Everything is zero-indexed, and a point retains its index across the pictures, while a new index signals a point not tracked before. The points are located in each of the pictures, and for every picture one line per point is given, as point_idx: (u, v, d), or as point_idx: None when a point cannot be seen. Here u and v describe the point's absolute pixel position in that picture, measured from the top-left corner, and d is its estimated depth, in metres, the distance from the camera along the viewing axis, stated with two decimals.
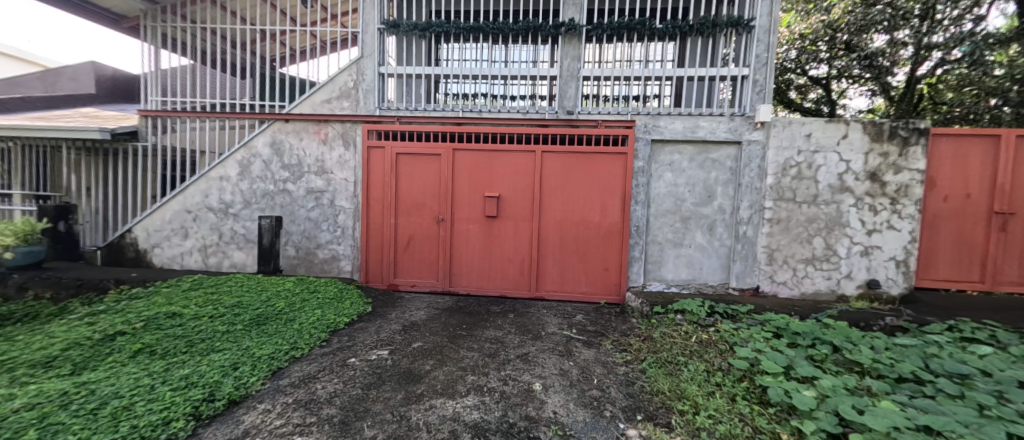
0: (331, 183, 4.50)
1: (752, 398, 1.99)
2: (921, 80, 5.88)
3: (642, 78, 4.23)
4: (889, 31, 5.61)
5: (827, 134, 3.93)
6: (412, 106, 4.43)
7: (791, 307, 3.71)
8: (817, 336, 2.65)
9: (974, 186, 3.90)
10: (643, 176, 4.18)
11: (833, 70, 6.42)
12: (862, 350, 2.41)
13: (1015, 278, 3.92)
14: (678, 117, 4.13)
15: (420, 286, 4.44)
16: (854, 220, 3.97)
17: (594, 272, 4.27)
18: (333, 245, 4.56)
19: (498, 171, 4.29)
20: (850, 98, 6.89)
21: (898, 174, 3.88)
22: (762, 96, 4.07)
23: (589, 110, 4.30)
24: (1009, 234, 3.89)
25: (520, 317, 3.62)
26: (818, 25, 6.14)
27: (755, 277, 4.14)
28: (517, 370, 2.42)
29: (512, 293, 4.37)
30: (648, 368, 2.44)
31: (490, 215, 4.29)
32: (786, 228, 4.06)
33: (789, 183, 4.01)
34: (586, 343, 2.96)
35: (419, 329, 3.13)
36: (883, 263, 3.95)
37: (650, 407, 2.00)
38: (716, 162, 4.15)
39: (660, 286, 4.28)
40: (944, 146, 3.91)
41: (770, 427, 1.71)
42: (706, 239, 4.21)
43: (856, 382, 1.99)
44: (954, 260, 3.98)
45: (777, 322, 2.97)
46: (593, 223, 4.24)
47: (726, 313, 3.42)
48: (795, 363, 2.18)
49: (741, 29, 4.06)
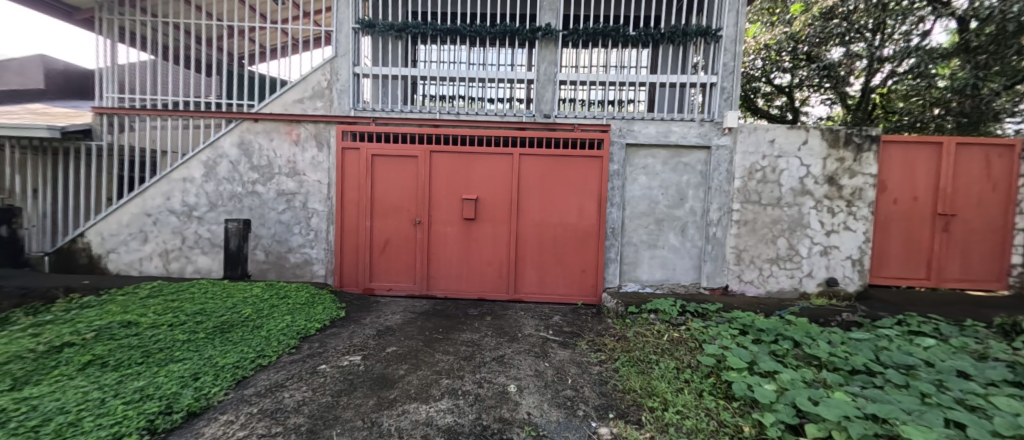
0: (304, 186, 4.38)
1: (718, 393, 2.07)
2: (875, 90, 6.30)
3: (617, 83, 4.33)
4: (845, 44, 5.97)
5: (789, 140, 4.15)
6: (388, 107, 4.37)
7: (756, 305, 3.88)
8: (779, 333, 2.78)
9: (920, 190, 4.19)
10: (618, 179, 4.27)
11: (795, 79, 6.79)
12: (819, 344, 2.54)
13: (958, 275, 4.22)
14: (651, 122, 4.25)
15: (397, 290, 4.38)
16: (815, 221, 4.19)
17: (572, 274, 4.32)
18: (305, 249, 4.43)
19: (477, 174, 4.28)
20: (812, 106, 7.31)
21: (853, 178, 4.13)
22: (729, 103, 4.24)
23: (566, 113, 4.36)
24: (951, 234, 4.19)
25: (497, 319, 3.62)
26: (782, 36, 6.57)
27: (724, 277, 4.30)
28: (493, 372, 2.42)
29: (491, 296, 4.36)
30: (621, 367, 2.49)
31: (468, 217, 4.27)
32: (752, 229, 4.23)
33: (755, 186, 4.20)
34: (562, 344, 2.99)
35: (393, 333, 3.08)
36: (840, 262, 4.19)
37: (623, 405, 2.05)
38: (687, 166, 4.29)
39: (636, 287, 4.38)
40: (893, 152, 4.20)
41: (734, 420, 1.78)
42: (678, 240, 4.34)
43: (814, 375, 2.09)
44: (903, 258, 4.26)
45: (743, 319, 3.11)
46: (570, 226, 4.30)
47: (697, 312, 3.54)
48: (758, 359, 2.27)
49: (709, 39, 4.25)
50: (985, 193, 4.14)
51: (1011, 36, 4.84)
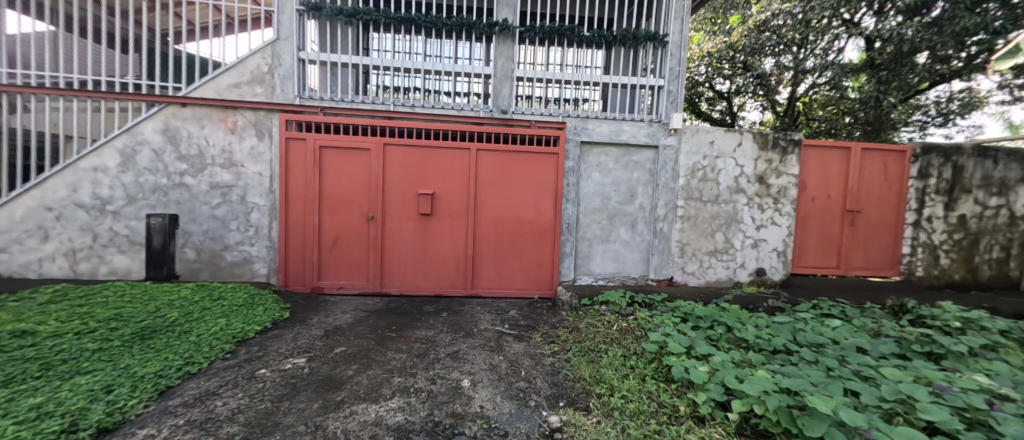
0: (241, 178, 4.05)
1: (659, 377, 2.21)
2: (797, 98, 6.86)
3: (573, 82, 4.43)
4: (775, 56, 6.54)
5: (727, 142, 4.49)
6: (337, 97, 4.15)
7: (697, 294, 4.19)
8: (715, 319, 3.02)
9: (833, 189, 4.73)
10: (573, 175, 4.38)
11: (733, 86, 7.38)
12: (748, 328, 2.80)
13: (862, 263, 4.83)
14: (604, 121, 4.40)
15: (348, 289, 4.19)
16: (747, 217, 4.58)
17: (529, 268, 4.39)
18: (244, 246, 4.11)
19: (433, 168, 4.20)
20: (748, 111, 7.98)
21: (779, 177, 4.56)
22: (675, 105, 4.50)
23: (523, 110, 4.39)
24: (857, 228, 4.78)
25: (453, 315, 3.60)
26: (722, 46, 7.14)
27: (669, 269, 4.58)
28: (447, 368, 2.40)
29: (448, 292, 4.32)
30: (573, 357, 2.58)
31: (424, 212, 4.19)
32: (695, 224, 4.54)
33: (697, 184, 4.50)
34: (517, 337, 3.03)
35: (343, 333, 2.96)
36: (768, 254, 4.63)
37: (573, 393, 2.13)
38: (637, 164, 4.50)
39: (589, 280, 4.54)
40: (812, 155, 4.69)
41: (672, 401, 1.92)
42: (629, 235, 4.55)
43: (742, 356, 2.30)
44: (819, 250, 4.79)
45: (685, 308, 3.34)
46: (527, 221, 4.36)
47: (644, 302, 3.75)
48: (695, 343, 2.45)
49: (658, 44, 4.47)
50: (883, 193, 4.76)
51: (906, 56, 5.58)
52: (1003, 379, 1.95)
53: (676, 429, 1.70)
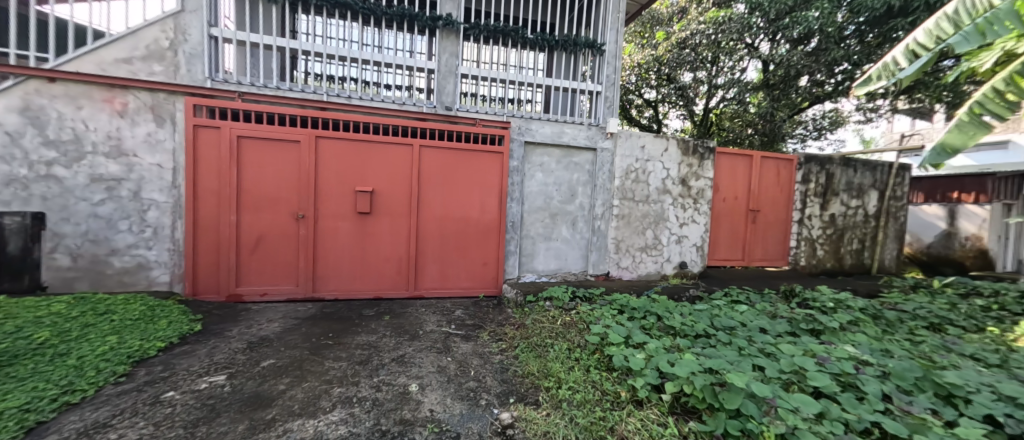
0: (135, 170, 3.47)
1: (601, 366, 2.34)
2: (711, 111, 7.76)
3: (517, 82, 4.49)
4: (693, 71, 7.28)
5: (655, 147, 4.89)
6: (259, 82, 3.69)
7: (631, 287, 4.51)
8: (647, 310, 3.27)
9: (740, 191, 5.39)
10: (518, 175, 4.44)
11: (659, 96, 8.06)
12: (675, 317, 3.07)
13: (762, 255, 5.57)
14: (547, 123, 4.52)
15: (274, 295, 3.82)
16: (673, 215, 5.03)
17: (474, 267, 4.38)
18: (139, 250, 3.53)
19: (373, 164, 3.98)
20: (671, 119, 8.76)
21: (698, 180, 5.09)
22: (611, 110, 4.78)
23: (467, 107, 4.33)
24: (758, 225, 5.51)
25: (396, 317, 3.45)
26: (649, 58, 7.65)
27: (606, 265, 4.86)
28: (392, 374, 2.30)
29: (388, 294, 4.13)
30: (520, 353, 2.62)
31: (363, 211, 3.95)
32: (628, 222, 4.87)
33: (630, 185, 4.84)
34: (463, 337, 3.00)
35: (270, 344, 2.68)
36: (690, 248, 5.13)
37: (522, 389, 2.17)
38: (577, 165, 4.69)
39: (533, 277, 4.64)
40: (724, 161, 5.31)
41: (614, 388, 2.04)
42: (570, 233, 4.73)
43: (672, 342, 2.52)
44: (729, 244, 5.44)
45: (621, 301, 3.57)
46: (472, 219, 4.34)
47: (585, 296, 3.94)
48: (632, 333, 2.63)
49: (596, 51, 4.71)
50: (777, 195, 5.54)
51: (791, 79, 6.60)
52: (866, 348, 2.39)
53: (618, 414, 1.81)
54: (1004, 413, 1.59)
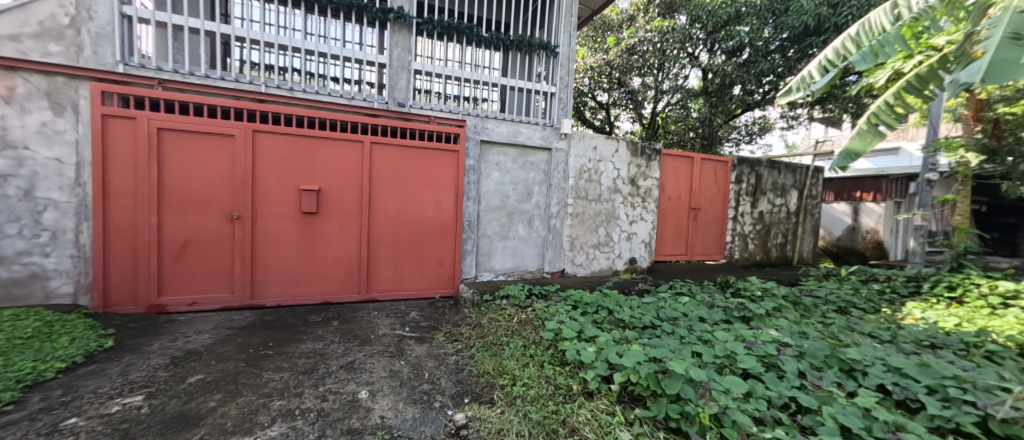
0: (26, 165, 3.00)
1: (555, 361, 2.39)
2: (657, 115, 8.24)
3: (472, 81, 4.46)
4: (642, 76, 7.67)
5: (607, 148, 5.09)
6: (183, 69, 3.31)
7: (584, 283, 4.66)
8: (599, 305, 3.40)
9: (682, 191, 5.77)
10: (474, 174, 4.42)
11: (611, 99, 8.39)
12: (625, 310, 3.22)
13: (703, 250, 6.00)
14: (502, 122, 4.53)
15: (205, 303, 3.49)
16: (623, 214, 5.27)
17: (429, 268, 4.29)
18: (33, 257, 3.06)
19: (319, 160, 3.77)
20: (622, 122, 9.16)
21: (646, 180, 5.37)
22: (565, 111, 4.90)
23: (421, 104, 4.22)
24: (698, 222, 5.93)
25: (346, 322, 3.30)
26: (601, 62, 7.96)
27: (561, 262, 4.98)
28: (340, 382, 2.19)
29: (337, 298, 3.93)
30: (476, 353, 2.61)
31: (308, 211, 3.72)
32: (582, 220, 5.03)
33: (583, 184, 4.99)
34: (418, 339, 2.94)
35: (199, 358, 2.44)
36: (638, 245, 5.41)
37: (477, 388, 2.17)
38: (533, 165, 4.75)
39: (490, 276, 4.64)
40: (669, 163, 5.65)
41: (567, 382, 2.10)
42: (527, 231, 4.79)
43: (621, 334, 2.63)
44: (674, 240, 5.80)
45: (575, 297, 3.68)
46: (428, 219, 4.25)
47: (540, 293, 4.02)
48: (584, 327, 2.71)
49: (550, 53, 4.80)
50: (715, 194, 5.99)
51: (726, 88, 7.21)
52: (787, 331, 2.67)
53: (570, 407, 1.87)
54: (892, 382, 1.85)
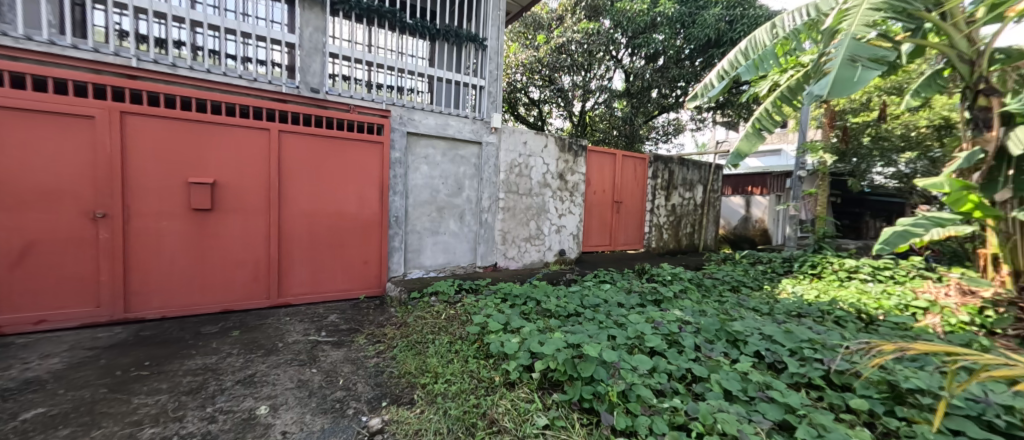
0: None
1: (480, 355, 2.39)
2: (585, 113, 8.63)
3: (396, 69, 4.22)
4: (571, 75, 7.95)
5: (536, 143, 5.20)
6: (18, 32, 2.66)
7: (516, 276, 4.74)
8: (527, 296, 3.47)
9: (606, 185, 6.13)
10: (400, 167, 4.21)
11: (542, 96, 8.59)
12: (551, 300, 3.32)
13: (624, 240, 6.46)
14: (430, 114, 4.37)
15: (59, 320, 2.88)
16: (552, 207, 5.44)
17: (352, 267, 4.02)
18: None
19: (214, 149, 3.30)
20: (553, 119, 9.43)
21: (573, 175, 5.60)
22: (495, 106, 4.88)
23: (338, 91, 3.90)
24: (620, 214, 6.36)
25: (249, 331, 2.95)
26: (531, 58, 8.02)
27: (493, 256, 4.99)
28: (235, 398, 1.96)
29: (242, 305, 3.51)
30: (399, 353, 2.51)
31: (201, 207, 3.25)
32: (513, 214, 5.08)
33: (514, 179, 5.05)
34: (335, 344, 2.74)
35: (44, 388, 2.01)
36: (567, 237, 5.64)
37: (397, 390, 2.08)
38: (463, 158, 4.67)
39: (419, 273, 4.48)
40: (594, 158, 5.96)
41: (489, 374, 2.11)
42: (458, 226, 4.70)
43: (546, 324, 2.71)
44: (599, 231, 6.15)
45: (505, 289, 3.72)
46: (348, 214, 3.96)
47: (470, 288, 3.99)
48: (510, 319, 2.73)
49: (478, 46, 4.74)
50: (635, 188, 6.47)
51: (645, 91, 7.80)
52: (690, 311, 2.97)
53: (491, 399, 1.88)
54: (765, 348, 2.16)
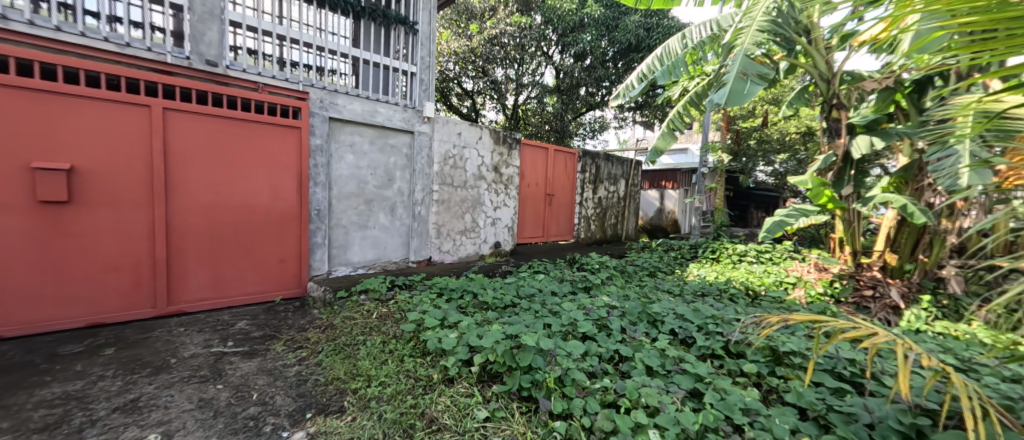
0: None
1: (416, 353, 2.29)
2: (518, 106, 8.73)
3: (314, 47, 3.82)
4: (505, 68, 7.95)
5: (470, 134, 5.12)
6: None
7: (451, 270, 4.65)
8: (464, 290, 3.43)
9: (539, 178, 6.29)
10: (321, 155, 3.83)
11: (475, 87, 8.50)
12: (488, 292, 3.31)
13: (556, 231, 6.72)
14: (356, 99, 4.04)
15: None
16: (487, 200, 5.42)
17: (265, 266, 3.59)
18: None
19: (69, 128, 2.68)
20: (486, 111, 9.39)
21: (507, 168, 5.64)
22: (428, 94, 4.69)
23: (242, 66, 3.40)
24: (552, 207, 6.58)
25: (131, 347, 2.48)
26: (464, 48, 7.78)
27: (427, 250, 4.83)
28: (113, 430, 1.63)
29: (119, 317, 2.93)
30: (324, 358, 2.31)
31: (53, 199, 2.63)
32: (447, 207, 4.96)
33: (448, 170, 4.92)
34: (246, 354, 2.43)
35: None
36: (502, 229, 5.68)
37: (323, 399, 1.91)
38: (393, 148, 4.42)
39: (346, 271, 4.16)
40: (527, 152, 6.08)
41: (426, 372, 2.04)
42: (388, 220, 4.45)
43: (484, 316, 2.70)
44: (533, 223, 6.30)
45: (440, 284, 3.62)
46: (258, 207, 3.52)
47: (404, 284, 3.82)
48: (448, 314, 2.65)
49: (408, 30, 4.49)
50: (566, 181, 6.74)
51: (573, 89, 8.15)
52: (616, 296, 3.19)
53: (430, 397, 1.82)
54: (680, 327, 2.40)
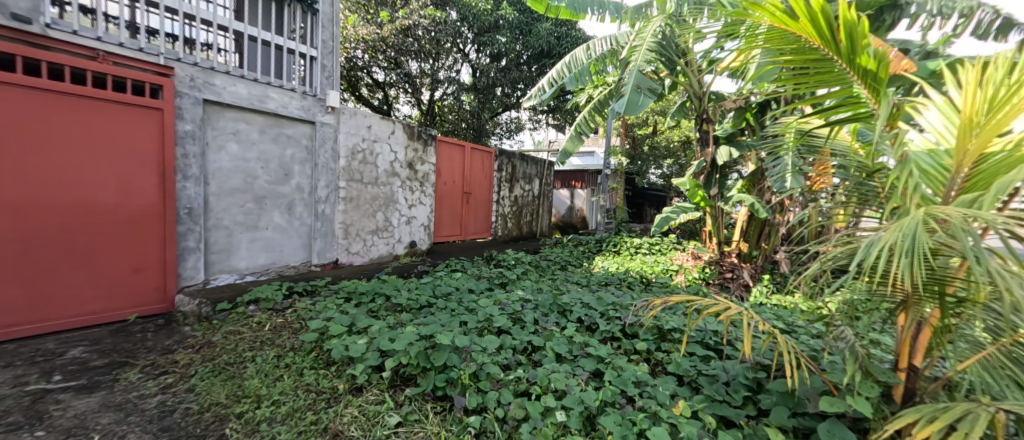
0: None
1: (319, 364, 2.10)
2: (434, 102, 8.52)
3: (181, 14, 3.20)
4: (418, 61, 7.66)
5: (381, 128, 4.83)
6: None
7: (361, 272, 4.34)
8: (375, 293, 3.22)
9: (456, 176, 6.24)
10: (193, 143, 3.24)
11: (387, 79, 8.06)
12: (402, 294, 3.17)
13: (474, 229, 6.74)
14: (240, 81, 3.52)
15: None
16: (401, 198, 5.18)
17: (112, 277, 2.92)
18: None
19: None
20: (400, 104, 8.98)
21: (423, 164, 5.47)
22: (331, 82, 4.30)
23: (71, 25, 2.66)
24: (469, 205, 6.57)
25: None
26: (373, 36, 7.15)
27: (333, 252, 4.42)
28: None
29: None
30: (200, 382, 1.97)
31: None
32: (356, 205, 4.61)
33: (356, 166, 4.57)
34: (85, 388, 1.95)
35: None
36: (418, 228, 5.49)
37: (198, 429, 1.64)
38: (290, 138, 3.95)
39: (230, 278, 3.60)
40: (443, 149, 5.97)
41: (330, 383, 1.88)
42: (285, 219, 3.97)
43: (397, 319, 2.58)
44: (449, 221, 6.22)
45: (348, 288, 3.36)
46: (100, 205, 2.84)
47: (305, 290, 3.45)
48: (356, 319, 2.47)
49: (306, 8, 4.03)
50: (483, 179, 6.79)
51: (489, 89, 8.26)
52: (530, 291, 3.32)
53: (334, 411, 1.68)
54: (587, 315, 2.60)
